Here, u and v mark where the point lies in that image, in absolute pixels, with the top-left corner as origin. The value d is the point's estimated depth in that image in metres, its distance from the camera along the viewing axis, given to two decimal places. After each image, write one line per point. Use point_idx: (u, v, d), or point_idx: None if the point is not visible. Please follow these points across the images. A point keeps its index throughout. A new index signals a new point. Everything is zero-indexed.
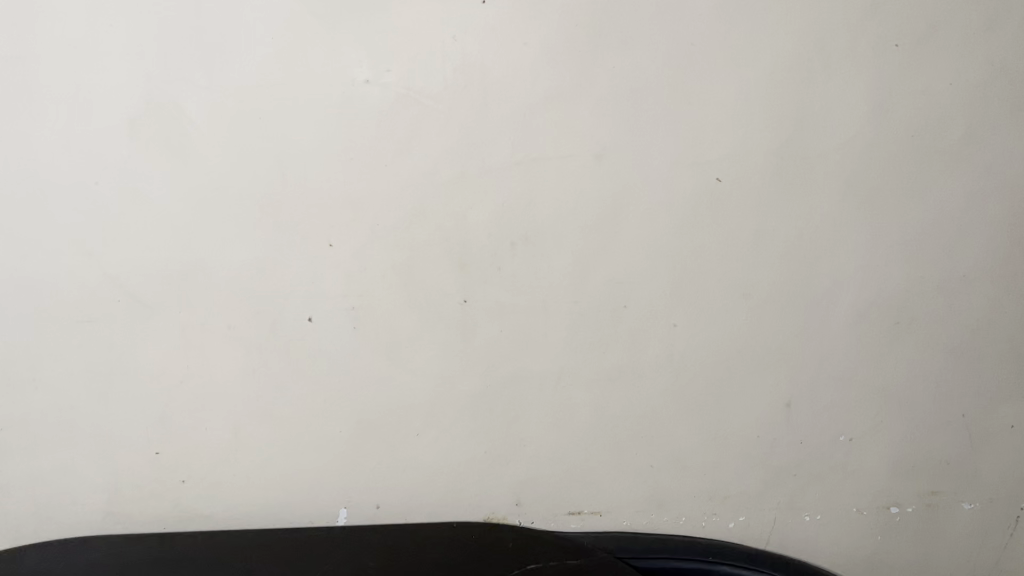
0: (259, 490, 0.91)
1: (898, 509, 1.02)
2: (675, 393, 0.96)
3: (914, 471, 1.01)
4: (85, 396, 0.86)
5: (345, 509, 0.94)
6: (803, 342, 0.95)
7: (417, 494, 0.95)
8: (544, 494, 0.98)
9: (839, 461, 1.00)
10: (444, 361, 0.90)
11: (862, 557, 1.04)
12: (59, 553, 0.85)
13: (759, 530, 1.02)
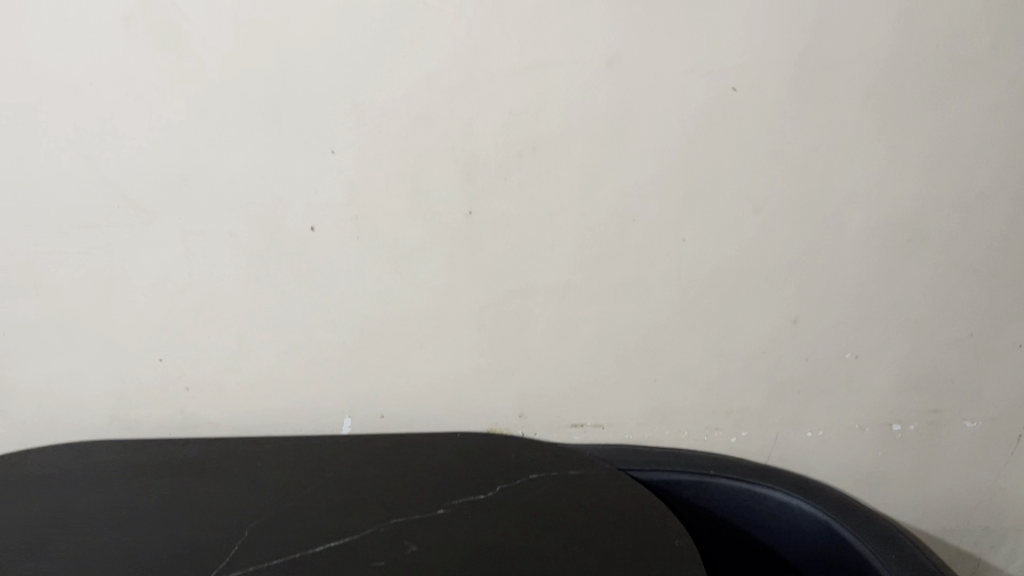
0: (261, 404, 0.97)
1: (900, 427, 1.02)
2: (681, 309, 0.94)
3: (917, 389, 1.00)
4: (85, 304, 0.89)
5: (349, 418, 0.99)
6: (814, 258, 0.92)
7: (421, 403, 0.99)
8: (545, 407, 1.00)
9: (845, 378, 0.99)
10: (446, 273, 0.90)
11: (861, 472, 1.05)
12: (70, 453, 0.90)
13: (763, 445, 1.03)
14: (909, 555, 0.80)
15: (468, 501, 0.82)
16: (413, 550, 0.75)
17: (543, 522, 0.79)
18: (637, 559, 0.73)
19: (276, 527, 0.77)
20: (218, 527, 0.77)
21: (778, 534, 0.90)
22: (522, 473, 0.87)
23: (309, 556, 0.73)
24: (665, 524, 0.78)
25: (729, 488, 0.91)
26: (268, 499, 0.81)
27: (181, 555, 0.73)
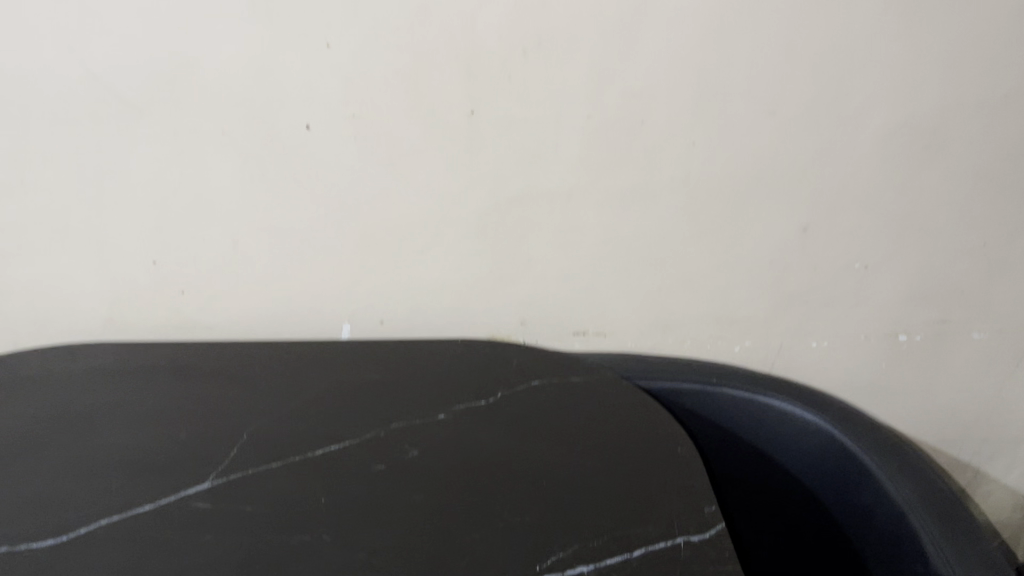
0: (260, 307, 0.96)
1: (906, 338, 1.01)
2: (689, 215, 0.92)
3: (926, 299, 0.98)
4: (75, 203, 0.87)
5: (348, 323, 0.99)
6: (828, 164, 0.89)
7: (421, 308, 0.98)
8: (548, 314, 0.99)
9: (853, 287, 0.97)
10: (447, 176, 0.87)
11: (864, 382, 1.04)
12: (65, 353, 0.89)
13: (767, 353, 1.02)
14: (912, 468, 0.80)
15: (469, 408, 0.81)
16: (413, 454, 0.74)
17: (544, 430, 0.78)
18: (639, 467, 0.72)
19: (276, 431, 0.76)
20: (216, 429, 0.77)
21: (779, 443, 0.90)
22: (523, 380, 0.86)
23: (308, 460, 0.73)
24: (668, 431, 0.78)
25: (730, 397, 0.90)
26: (267, 403, 0.80)
27: (180, 457, 0.73)
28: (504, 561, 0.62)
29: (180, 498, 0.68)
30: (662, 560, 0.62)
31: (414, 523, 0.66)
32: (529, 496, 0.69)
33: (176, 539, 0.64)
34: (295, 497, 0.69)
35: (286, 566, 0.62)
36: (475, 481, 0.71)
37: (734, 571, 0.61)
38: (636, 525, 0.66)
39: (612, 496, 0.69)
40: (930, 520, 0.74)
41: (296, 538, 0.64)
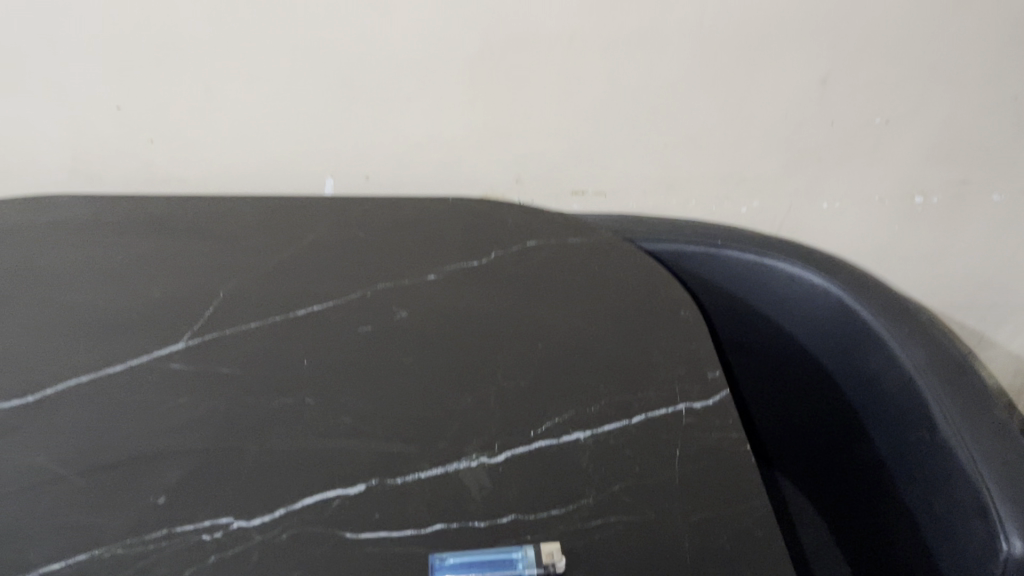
0: (237, 160, 0.90)
1: (922, 199, 0.95)
2: (699, 63, 0.84)
3: (948, 159, 0.92)
4: (26, 41, 0.79)
5: (331, 179, 0.93)
6: (855, 7, 0.80)
7: (409, 163, 0.92)
8: (545, 171, 0.93)
9: (872, 144, 0.91)
10: (435, 14, 0.79)
11: (874, 245, 1.00)
12: (28, 204, 0.84)
13: (775, 215, 0.97)
14: (923, 334, 0.76)
15: (460, 268, 0.77)
16: (402, 316, 0.70)
17: (542, 291, 0.74)
18: (640, 330, 0.69)
19: (255, 290, 0.72)
20: (192, 286, 0.72)
21: (784, 307, 0.86)
22: (519, 240, 0.81)
23: (290, 320, 0.69)
24: (671, 292, 0.73)
25: (735, 259, 0.86)
26: (245, 261, 0.76)
27: (152, 316, 0.69)
28: (498, 427, 0.60)
29: (153, 358, 0.64)
30: (662, 427, 0.60)
31: (402, 386, 0.63)
32: (523, 360, 0.66)
33: (149, 402, 0.61)
34: (277, 359, 0.65)
35: (268, 431, 0.59)
36: (466, 343, 0.67)
37: (737, 439, 0.59)
38: (635, 391, 0.63)
39: (612, 360, 0.66)
40: (939, 385, 0.71)
41: (278, 402, 0.61)
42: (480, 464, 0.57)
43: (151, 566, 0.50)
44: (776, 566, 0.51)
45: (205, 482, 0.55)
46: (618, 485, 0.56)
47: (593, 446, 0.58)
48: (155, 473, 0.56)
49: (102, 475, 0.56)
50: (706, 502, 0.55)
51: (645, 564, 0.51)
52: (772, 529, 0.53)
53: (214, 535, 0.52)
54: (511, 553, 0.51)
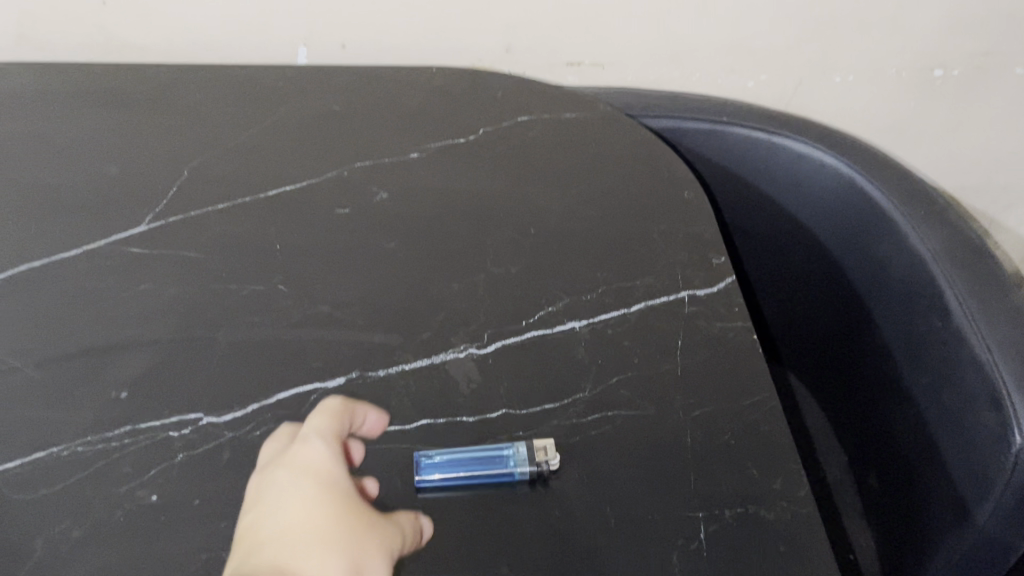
0: (201, 25, 0.82)
1: (942, 73, 0.88)
2: None
3: (973, 27, 0.84)
4: None
5: (304, 48, 0.85)
6: None
7: (388, 30, 0.84)
8: (537, 40, 0.86)
9: (893, 12, 0.83)
10: None
11: (886, 122, 0.94)
12: None
13: (783, 88, 0.91)
14: (938, 216, 0.71)
15: (446, 144, 0.70)
16: (383, 197, 0.64)
17: (535, 167, 0.68)
18: (640, 212, 0.64)
19: (222, 168, 0.66)
20: (153, 163, 0.66)
21: (790, 187, 0.81)
22: (508, 116, 0.73)
23: (261, 201, 0.63)
24: (674, 171, 0.68)
25: (739, 137, 0.80)
26: (211, 135, 0.69)
27: (109, 194, 0.63)
28: (487, 316, 0.56)
29: (110, 242, 0.59)
30: (664, 316, 0.56)
31: (384, 272, 0.58)
32: (514, 245, 0.61)
33: (107, 289, 0.56)
34: (247, 242, 0.60)
35: (239, 320, 0.55)
36: (452, 225, 0.62)
37: (743, 328, 0.55)
38: (634, 278, 0.58)
39: (609, 245, 0.61)
40: (953, 269, 0.66)
41: (249, 289, 0.57)
42: (468, 356, 0.53)
43: (114, 465, 0.47)
44: (781, 463, 0.48)
45: (171, 375, 0.51)
46: (616, 377, 0.52)
47: (589, 337, 0.54)
48: (116, 366, 0.52)
49: (57, 367, 0.51)
50: (709, 395, 0.51)
51: (644, 461, 0.48)
52: (778, 425, 0.50)
53: (182, 432, 0.48)
54: (504, 449, 0.48)
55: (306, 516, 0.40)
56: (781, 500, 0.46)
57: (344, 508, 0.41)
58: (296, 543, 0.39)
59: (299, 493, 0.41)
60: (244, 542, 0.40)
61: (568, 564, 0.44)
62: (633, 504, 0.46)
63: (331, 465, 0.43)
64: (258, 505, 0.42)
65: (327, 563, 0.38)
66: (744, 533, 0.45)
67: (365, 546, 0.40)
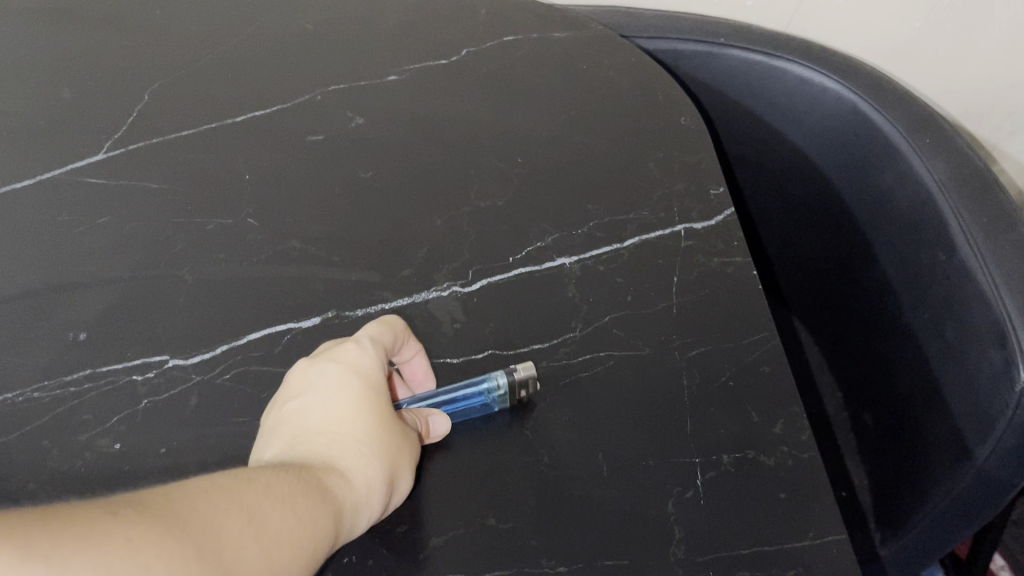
0: None
1: None
2: None
3: None
4: None
5: None
6: None
7: None
8: None
9: None
10: None
11: (890, 45, 0.88)
12: None
13: (783, 8, 0.86)
14: (946, 144, 0.67)
15: (426, 67, 0.65)
16: (359, 122, 0.60)
17: (524, 90, 0.64)
18: (635, 139, 0.60)
19: (185, 91, 0.61)
20: (111, 84, 0.61)
21: (790, 115, 0.77)
22: (493, 35, 0.68)
23: (229, 128, 0.59)
24: (670, 95, 0.64)
25: (737, 60, 0.76)
26: (174, 56, 0.64)
27: (65, 118, 0.59)
28: (471, 253, 0.52)
29: (66, 171, 0.55)
30: (659, 250, 0.53)
31: (360, 204, 0.55)
32: (499, 176, 0.57)
33: (64, 221, 0.52)
34: (214, 171, 0.56)
35: (206, 256, 0.51)
36: (433, 154, 0.58)
37: (742, 264, 0.52)
38: (628, 211, 0.55)
39: (602, 175, 0.57)
40: (959, 200, 0.63)
41: (215, 223, 0.53)
42: (451, 294, 0.50)
43: (74, 411, 0.44)
44: (782, 407, 0.45)
45: (133, 314, 0.48)
46: (609, 316, 0.49)
47: (580, 274, 0.51)
48: (75, 305, 0.48)
49: (12, 305, 0.48)
50: (706, 334, 0.48)
51: (638, 404, 0.45)
52: (780, 367, 0.47)
53: (147, 376, 0.45)
54: (478, 391, 0.44)
55: (352, 417, 0.40)
56: (783, 445, 0.44)
57: (387, 420, 0.41)
58: (341, 444, 0.39)
59: (347, 391, 0.40)
60: (287, 428, 0.40)
61: (560, 511, 0.42)
62: (628, 449, 0.44)
63: (378, 370, 0.42)
64: (301, 392, 0.41)
65: (369, 468, 0.38)
66: (744, 479, 0.43)
67: (400, 453, 0.40)
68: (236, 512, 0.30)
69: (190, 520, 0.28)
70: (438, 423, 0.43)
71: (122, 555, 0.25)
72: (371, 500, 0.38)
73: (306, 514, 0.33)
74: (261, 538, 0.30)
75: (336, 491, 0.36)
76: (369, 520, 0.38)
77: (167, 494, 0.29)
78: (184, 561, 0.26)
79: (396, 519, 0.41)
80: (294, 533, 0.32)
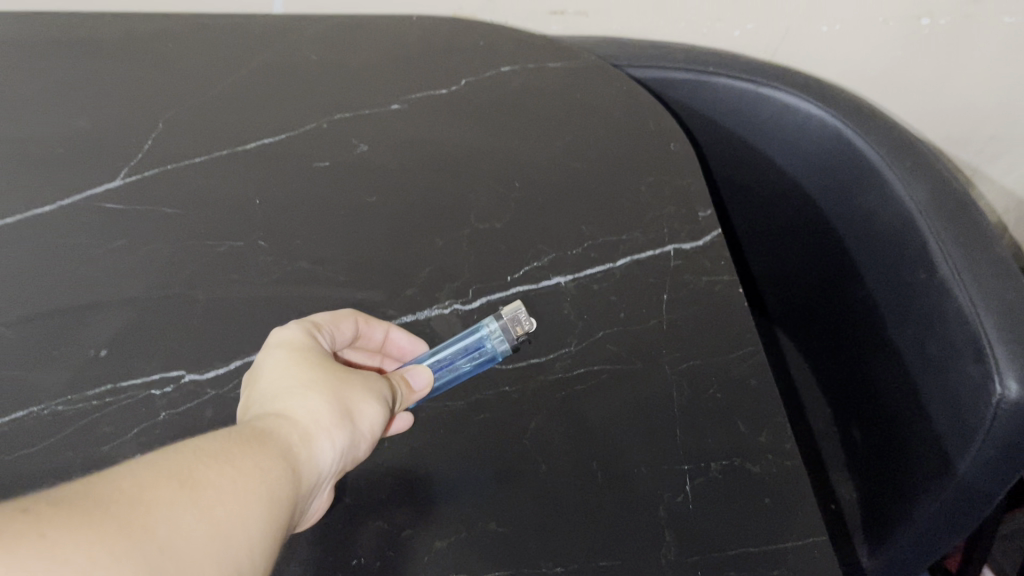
0: None
1: (929, 22, 0.84)
2: None
3: None
4: None
5: None
6: None
7: None
8: None
9: None
10: None
11: (874, 75, 0.91)
12: None
13: (769, 39, 0.87)
14: (925, 167, 0.70)
15: (427, 96, 0.68)
16: (364, 149, 0.63)
17: (519, 116, 0.67)
18: (627, 165, 0.63)
19: (197, 121, 0.64)
20: (125, 115, 0.64)
21: (775, 140, 0.80)
22: (491, 65, 0.71)
23: (239, 155, 0.62)
24: (659, 121, 0.67)
25: (725, 88, 0.79)
26: (186, 87, 0.67)
27: (82, 146, 0.61)
28: (471, 272, 0.55)
29: (85, 197, 0.58)
30: (650, 269, 0.55)
31: (364, 227, 0.57)
32: (497, 200, 0.60)
33: (83, 244, 0.55)
34: (224, 197, 0.59)
35: (219, 277, 0.54)
36: (435, 179, 0.61)
37: (729, 282, 0.54)
38: (621, 232, 0.58)
39: (595, 197, 0.60)
40: (939, 221, 0.66)
41: (227, 245, 0.56)
42: (453, 312, 0.53)
43: (94, 424, 0.46)
44: (768, 418, 0.48)
45: (150, 333, 0.50)
46: (603, 332, 0.52)
47: (575, 292, 0.54)
48: (93, 324, 0.51)
49: (35, 324, 0.51)
50: (695, 349, 0.51)
51: (630, 417, 0.48)
52: (765, 380, 0.49)
53: (164, 390, 0.48)
54: (477, 338, 0.48)
55: (286, 370, 0.40)
56: (770, 453, 0.46)
57: (319, 366, 0.41)
58: (279, 392, 0.39)
59: (279, 357, 0.41)
60: (243, 407, 0.40)
61: (557, 516, 0.44)
62: (620, 459, 0.46)
63: (303, 336, 0.43)
64: (250, 378, 0.42)
65: (311, 402, 0.38)
66: (732, 485, 0.45)
67: (342, 389, 0.40)
68: (168, 481, 0.28)
69: (109, 500, 0.27)
70: (418, 375, 0.45)
71: (31, 546, 0.24)
72: (323, 427, 0.37)
73: (247, 461, 0.32)
74: (201, 497, 0.29)
75: (273, 427, 0.36)
76: (336, 449, 0.38)
77: (87, 481, 0.28)
78: (104, 539, 0.25)
79: (402, 523, 0.44)
80: (242, 485, 0.30)
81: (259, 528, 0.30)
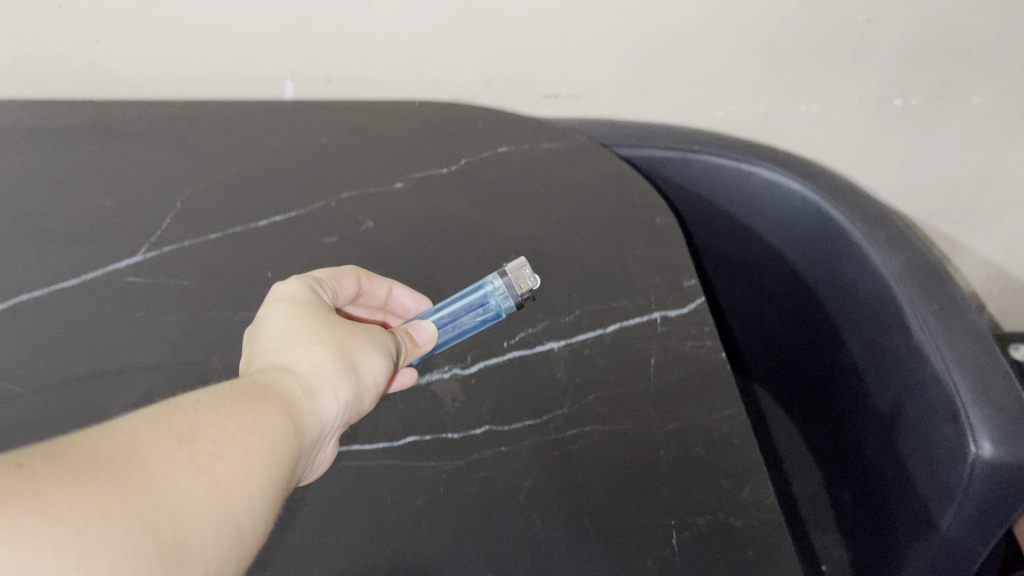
0: (185, 66, 0.81)
1: (901, 102, 0.89)
2: None
3: (931, 60, 0.85)
4: None
5: (291, 82, 0.84)
6: None
7: (371, 66, 0.83)
8: (515, 73, 0.86)
9: (855, 44, 0.83)
10: None
11: (852, 152, 0.96)
12: None
13: (751, 119, 0.92)
14: (899, 239, 0.74)
15: (428, 175, 0.73)
16: (370, 225, 0.67)
17: (514, 193, 0.71)
18: (616, 237, 0.67)
19: (214, 200, 0.68)
20: (146, 195, 0.69)
21: (755, 211, 0.84)
22: (488, 146, 0.76)
23: (253, 232, 0.66)
24: (646, 196, 0.71)
25: (707, 165, 0.83)
26: (203, 169, 0.71)
27: (106, 225, 0.65)
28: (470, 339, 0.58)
29: (108, 271, 0.62)
30: (638, 335, 0.59)
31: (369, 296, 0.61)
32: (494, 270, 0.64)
33: (107, 314, 0.59)
34: (238, 270, 0.62)
35: (233, 345, 0.57)
36: (436, 253, 0.65)
37: (713, 347, 0.58)
38: (611, 300, 0.61)
39: (586, 266, 0.64)
40: (913, 290, 0.69)
41: (241, 316, 0.59)
42: (452, 375, 0.56)
43: None
44: (750, 475, 0.51)
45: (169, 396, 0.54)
46: (594, 394, 0.55)
47: (567, 357, 0.57)
48: (116, 389, 0.54)
49: (60, 390, 0.54)
50: (681, 410, 0.54)
51: (618, 473, 0.51)
52: (747, 438, 0.52)
53: None
54: (482, 295, 0.57)
55: (292, 324, 0.45)
56: (752, 509, 0.49)
57: (322, 323, 0.46)
58: (286, 344, 0.44)
59: (284, 312, 0.46)
60: (249, 355, 0.46)
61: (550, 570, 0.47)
62: (609, 513, 0.49)
63: (305, 292, 0.49)
64: (255, 330, 0.47)
65: (315, 353, 0.44)
66: (717, 539, 0.48)
67: (343, 343, 0.45)
68: (167, 440, 0.32)
69: (105, 460, 0.29)
70: (423, 329, 0.54)
71: (23, 503, 0.26)
72: (326, 377, 0.43)
73: (248, 423, 0.36)
74: (197, 454, 0.32)
75: (280, 377, 0.41)
76: (338, 400, 0.43)
77: (83, 440, 0.30)
78: (99, 495, 0.28)
79: None
80: (238, 444, 0.34)
81: (255, 488, 0.34)
